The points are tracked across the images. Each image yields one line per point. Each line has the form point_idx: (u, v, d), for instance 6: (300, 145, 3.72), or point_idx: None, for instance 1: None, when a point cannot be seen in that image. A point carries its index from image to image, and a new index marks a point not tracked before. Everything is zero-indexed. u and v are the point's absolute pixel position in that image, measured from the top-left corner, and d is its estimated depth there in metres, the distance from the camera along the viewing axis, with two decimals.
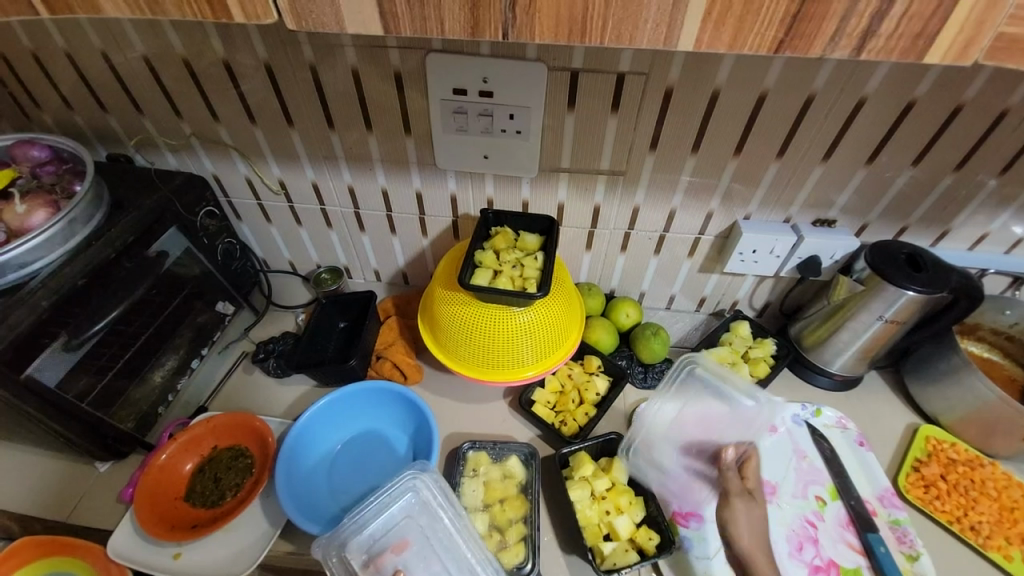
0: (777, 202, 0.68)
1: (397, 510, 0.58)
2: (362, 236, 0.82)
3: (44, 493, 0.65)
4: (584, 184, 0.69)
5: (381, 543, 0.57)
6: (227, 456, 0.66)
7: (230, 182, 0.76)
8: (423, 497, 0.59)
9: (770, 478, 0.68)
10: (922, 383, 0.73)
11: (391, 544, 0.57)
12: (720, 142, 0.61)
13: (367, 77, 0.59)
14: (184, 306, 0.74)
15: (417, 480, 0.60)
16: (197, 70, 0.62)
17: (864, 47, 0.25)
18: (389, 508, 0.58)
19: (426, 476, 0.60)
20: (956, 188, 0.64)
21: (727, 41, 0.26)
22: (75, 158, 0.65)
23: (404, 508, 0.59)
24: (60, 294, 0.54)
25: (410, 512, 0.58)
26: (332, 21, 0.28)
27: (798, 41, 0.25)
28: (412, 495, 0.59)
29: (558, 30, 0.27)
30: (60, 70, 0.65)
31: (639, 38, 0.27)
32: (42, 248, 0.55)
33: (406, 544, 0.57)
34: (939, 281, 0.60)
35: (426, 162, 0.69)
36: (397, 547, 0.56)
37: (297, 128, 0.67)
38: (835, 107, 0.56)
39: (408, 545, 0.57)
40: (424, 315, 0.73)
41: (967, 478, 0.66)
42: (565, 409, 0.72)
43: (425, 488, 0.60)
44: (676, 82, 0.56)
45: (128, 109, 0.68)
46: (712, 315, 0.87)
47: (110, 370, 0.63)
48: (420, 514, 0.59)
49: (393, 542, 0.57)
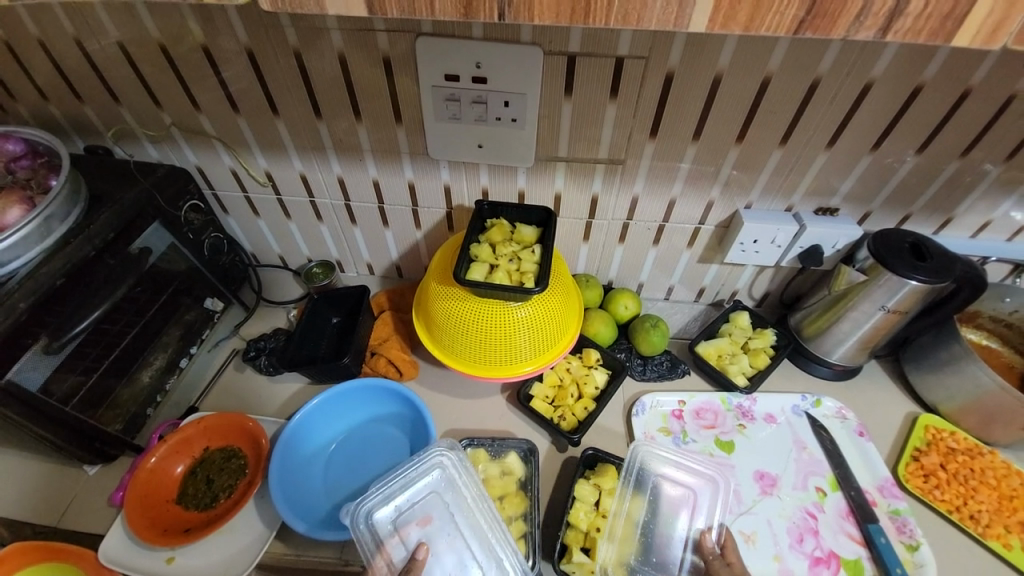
0: (779, 190, 0.67)
1: (422, 485, 0.59)
2: (353, 229, 0.80)
3: (30, 497, 0.64)
4: (582, 173, 0.67)
5: (407, 515, 0.57)
6: (220, 457, 0.65)
7: (214, 174, 0.74)
8: (448, 475, 0.59)
9: (770, 471, 0.68)
10: (921, 372, 0.73)
11: (416, 517, 0.57)
12: (722, 128, 0.59)
13: (355, 62, 0.56)
14: (171, 303, 0.71)
15: (443, 458, 0.60)
16: (174, 57, 0.59)
17: (891, 26, 0.23)
18: (415, 483, 0.59)
19: (449, 455, 0.60)
20: (960, 175, 0.62)
21: (744, 21, 0.24)
22: (51, 151, 0.62)
23: (428, 485, 0.59)
24: (38, 294, 0.52)
25: (435, 488, 0.59)
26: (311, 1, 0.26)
27: (820, 20, 0.24)
28: (437, 472, 0.59)
29: (559, 11, 0.24)
30: (30, 57, 0.61)
31: (647, 18, 0.25)
32: (18, 247, 0.53)
33: (429, 519, 0.57)
34: (943, 271, 0.59)
35: (418, 152, 0.66)
36: (421, 521, 0.57)
37: (282, 117, 0.64)
38: (841, 91, 0.55)
39: (432, 520, 0.57)
40: (419, 311, 0.71)
41: (967, 467, 0.66)
42: (564, 404, 0.71)
43: (449, 466, 0.60)
44: (678, 67, 0.53)
45: (104, 99, 0.65)
46: (711, 306, 0.86)
47: (97, 371, 0.61)
48: (445, 491, 0.59)
49: (418, 516, 0.57)
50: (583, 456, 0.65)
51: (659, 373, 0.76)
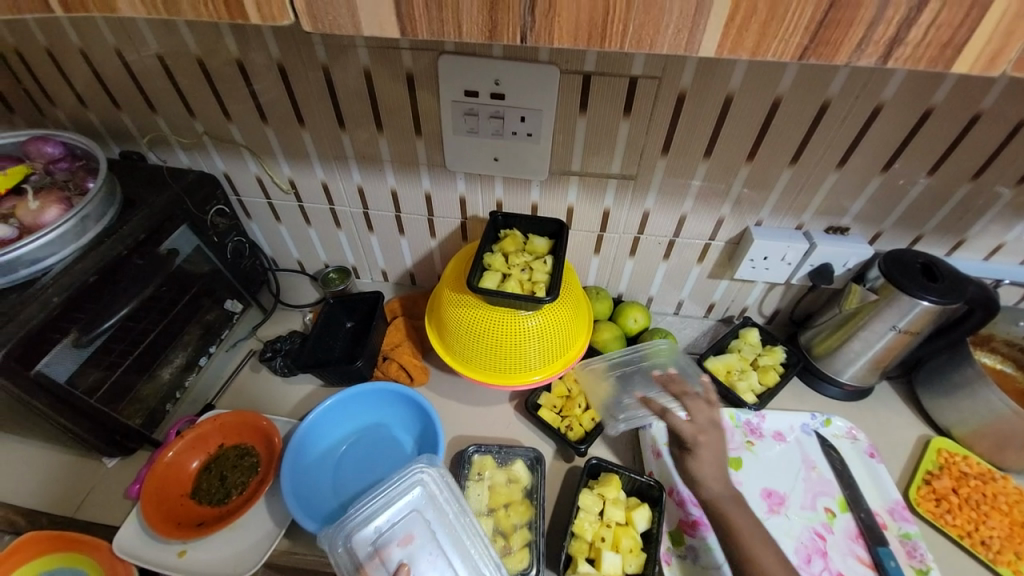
0: (790, 208, 0.67)
1: (403, 504, 0.58)
2: (370, 236, 0.82)
3: (52, 487, 0.66)
4: (595, 187, 0.68)
5: (386, 537, 0.56)
6: (234, 454, 0.67)
7: (240, 180, 0.77)
8: (430, 491, 0.59)
9: (778, 489, 0.67)
10: (934, 395, 0.72)
11: (396, 538, 0.56)
12: (733, 147, 0.61)
13: (378, 76, 0.59)
14: (193, 303, 0.74)
15: (424, 474, 0.60)
16: (209, 69, 0.62)
17: (891, 54, 0.25)
18: (395, 502, 0.58)
19: (431, 471, 0.60)
20: (972, 198, 0.62)
21: (750, 47, 0.25)
22: (88, 155, 0.65)
23: (410, 503, 0.58)
24: (71, 290, 0.55)
25: (416, 507, 0.58)
26: (349, 24, 0.27)
27: (823, 48, 0.25)
28: (418, 490, 0.59)
29: (578, 35, 0.26)
30: (74, 67, 0.65)
31: (659, 44, 0.26)
32: (55, 244, 0.56)
33: (410, 539, 0.56)
34: (955, 292, 0.59)
35: (436, 163, 0.69)
36: (403, 540, 0.56)
37: (308, 127, 0.67)
38: (851, 113, 0.56)
39: (414, 539, 0.56)
40: (431, 318, 0.73)
41: (979, 492, 0.65)
42: (571, 413, 0.71)
43: (430, 482, 0.59)
44: (689, 86, 0.55)
45: (141, 107, 0.69)
46: (721, 322, 0.86)
47: (121, 366, 0.64)
48: (426, 509, 0.58)
49: (399, 536, 0.56)
50: (588, 464, 0.65)
51: None
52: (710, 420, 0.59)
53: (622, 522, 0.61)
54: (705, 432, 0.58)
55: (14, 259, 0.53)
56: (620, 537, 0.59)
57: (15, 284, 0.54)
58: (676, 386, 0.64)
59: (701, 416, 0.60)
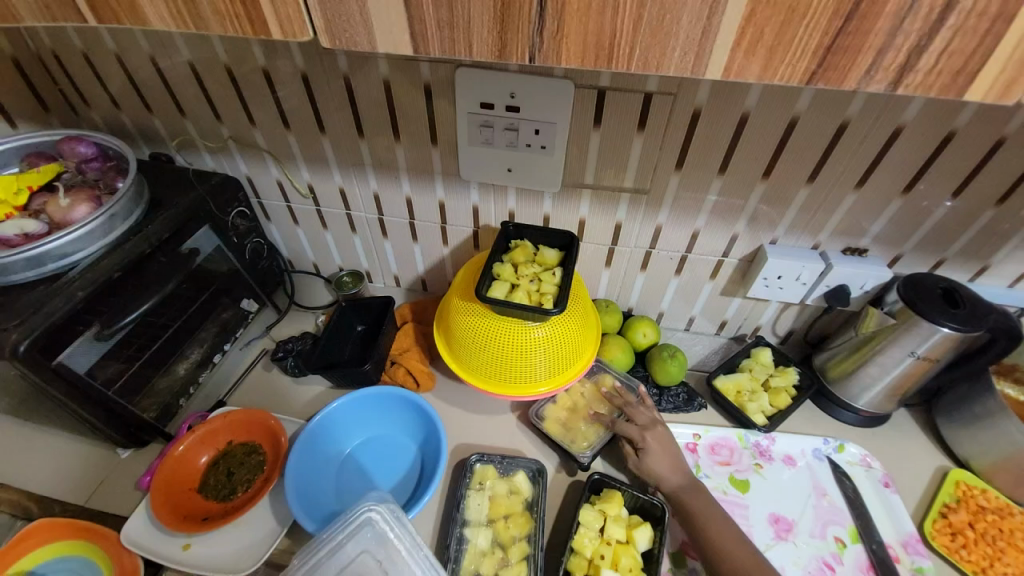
0: (806, 228, 0.66)
1: (351, 546, 0.55)
2: (384, 242, 0.84)
3: (68, 475, 0.68)
4: (607, 201, 0.69)
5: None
6: (242, 451, 0.68)
7: (262, 183, 0.79)
8: (380, 530, 0.56)
9: (786, 515, 0.66)
10: (953, 425, 0.70)
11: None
12: (748, 164, 0.60)
13: (398, 86, 0.60)
14: (211, 301, 0.76)
15: (373, 513, 0.56)
16: (237, 76, 0.64)
17: (901, 80, 0.25)
18: (342, 545, 0.55)
19: (381, 508, 0.56)
20: (998, 223, 0.61)
21: (757, 71, 0.26)
22: (119, 156, 0.68)
23: (359, 544, 0.55)
24: (96, 284, 0.57)
25: (365, 547, 0.55)
26: (364, 41, 0.28)
27: (831, 73, 0.25)
28: (368, 529, 0.56)
29: (584, 56, 0.26)
30: (111, 72, 0.68)
31: (666, 65, 0.26)
32: (84, 240, 0.58)
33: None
34: (978, 319, 0.57)
35: (450, 172, 0.70)
36: None
37: (328, 134, 0.69)
38: (871, 134, 0.55)
39: None
40: (440, 325, 0.73)
41: (996, 528, 0.62)
42: (577, 426, 0.72)
43: (381, 520, 0.56)
44: (705, 104, 0.55)
45: (172, 111, 0.72)
46: (732, 340, 0.85)
47: (139, 360, 0.66)
48: (377, 549, 0.55)
49: None
50: (589, 480, 0.64)
51: (675, 405, 0.76)
52: (651, 419, 0.67)
53: (622, 540, 0.60)
54: (648, 428, 0.65)
55: (43, 253, 0.55)
56: (619, 555, 0.58)
57: (44, 277, 0.57)
58: (620, 399, 0.70)
59: (643, 417, 0.67)
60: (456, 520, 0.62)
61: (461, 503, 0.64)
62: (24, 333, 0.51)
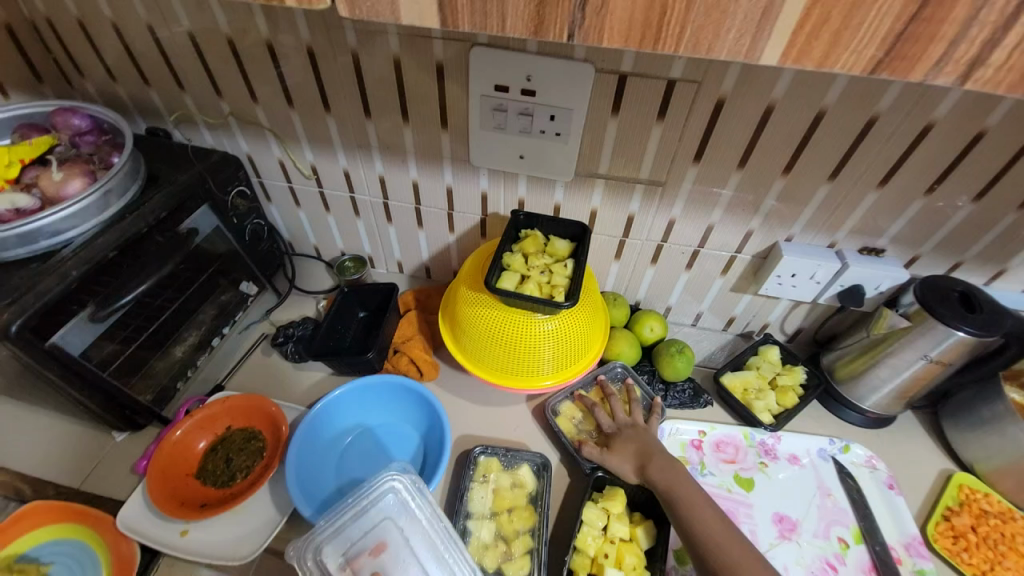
0: (824, 225, 0.65)
1: (375, 511, 0.56)
2: (388, 227, 0.82)
3: (62, 458, 0.67)
4: (620, 192, 0.67)
5: (359, 546, 0.54)
6: (240, 437, 0.67)
7: (263, 163, 0.76)
8: (402, 498, 0.56)
9: (790, 514, 0.65)
10: (960, 429, 0.69)
11: (368, 546, 0.54)
12: (769, 158, 0.58)
13: (408, 65, 0.58)
14: (209, 283, 0.74)
15: (396, 482, 0.57)
16: (239, 49, 0.61)
17: (971, 75, 0.23)
18: (367, 510, 0.56)
19: (403, 478, 0.57)
20: (1018, 227, 0.59)
21: (817, 59, 0.24)
22: (115, 129, 0.65)
23: (382, 510, 0.56)
24: (91, 263, 0.55)
25: (388, 514, 0.56)
26: (387, 11, 0.26)
27: (898, 62, 0.23)
28: (390, 497, 0.57)
29: (629, 35, 0.24)
30: (105, 40, 0.65)
31: (718, 49, 0.24)
32: (76, 217, 0.56)
33: (383, 547, 0.54)
34: (993, 324, 0.56)
35: (459, 157, 0.67)
36: (374, 550, 0.54)
37: (333, 113, 0.66)
38: (900, 130, 0.53)
39: (386, 548, 0.54)
40: (446, 314, 0.72)
41: (998, 532, 0.63)
42: (593, 430, 0.70)
43: (403, 490, 0.57)
44: (729, 93, 0.53)
45: (170, 85, 0.68)
46: (741, 337, 0.83)
47: (135, 341, 0.64)
48: (399, 516, 0.56)
49: (371, 545, 0.54)
50: (591, 478, 0.63)
51: (681, 401, 0.75)
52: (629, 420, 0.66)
53: (626, 538, 0.59)
54: (620, 426, 0.65)
55: (34, 230, 0.53)
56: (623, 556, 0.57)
57: (36, 254, 0.54)
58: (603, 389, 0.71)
59: (620, 413, 0.67)
60: (460, 512, 0.62)
61: (464, 496, 0.63)
62: (16, 313, 0.49)
